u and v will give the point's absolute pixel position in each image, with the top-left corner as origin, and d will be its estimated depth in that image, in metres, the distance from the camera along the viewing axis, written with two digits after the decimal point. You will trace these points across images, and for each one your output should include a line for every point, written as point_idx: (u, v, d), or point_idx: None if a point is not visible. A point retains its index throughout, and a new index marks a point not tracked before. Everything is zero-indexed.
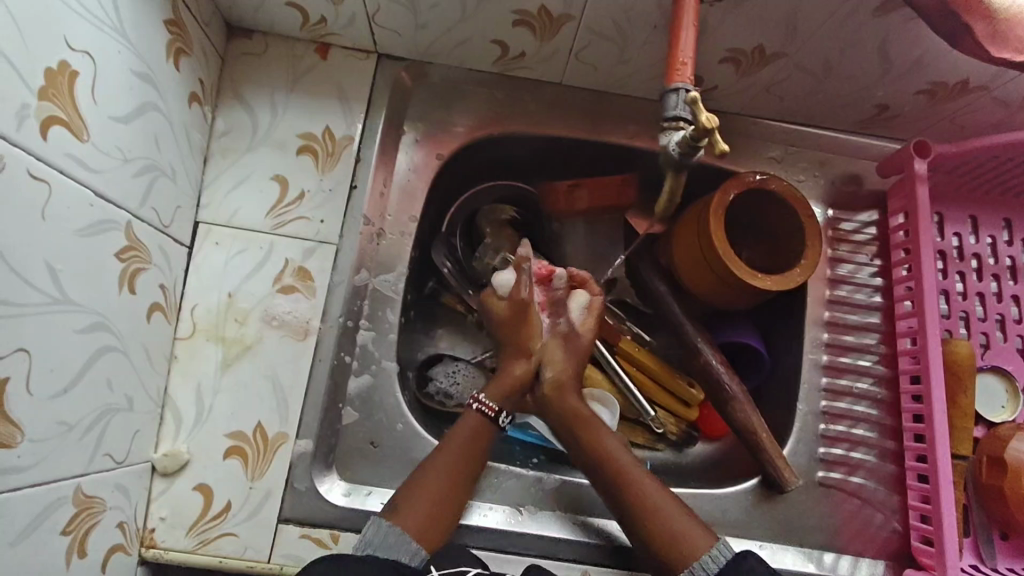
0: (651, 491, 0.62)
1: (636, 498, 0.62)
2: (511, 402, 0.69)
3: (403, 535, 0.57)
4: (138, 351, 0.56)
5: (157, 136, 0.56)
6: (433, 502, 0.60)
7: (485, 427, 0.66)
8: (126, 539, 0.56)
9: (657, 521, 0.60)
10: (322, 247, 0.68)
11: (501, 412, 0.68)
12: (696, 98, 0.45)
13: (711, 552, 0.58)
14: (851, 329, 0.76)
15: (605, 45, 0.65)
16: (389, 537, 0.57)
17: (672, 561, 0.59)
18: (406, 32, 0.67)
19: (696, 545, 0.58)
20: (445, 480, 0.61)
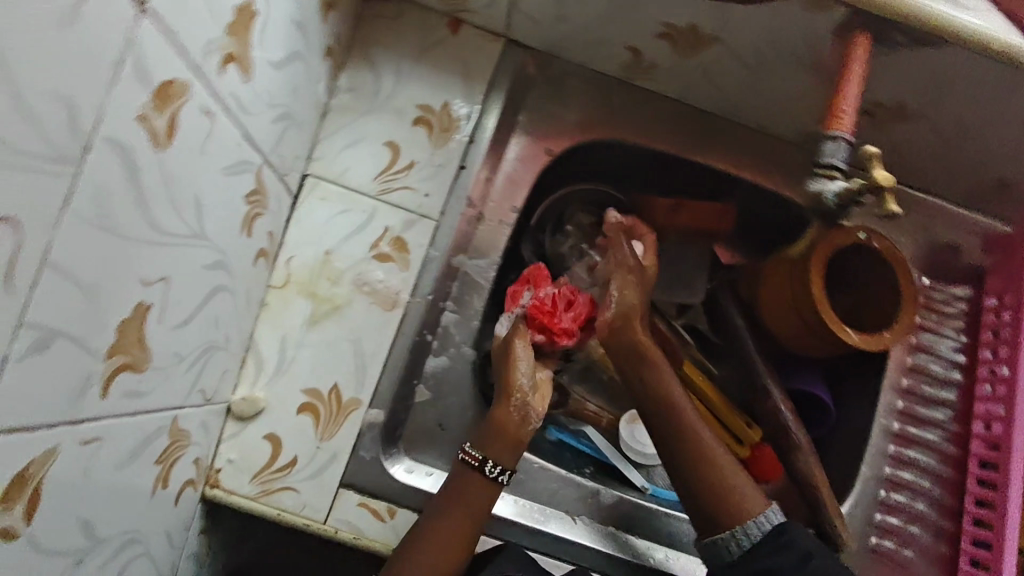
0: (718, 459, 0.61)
1: (701, 460, 0.61)
2: (502, 453, 0.63)
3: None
4: (241, 293, 0.56)
5: (296, 85, 0.56)
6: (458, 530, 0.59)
7: (473, 479, 0.61)
8: (197, 475, 0.57)
9: (727, 487, 0.60)
10: (422, 221, 0.67)
11: (488, 460, 0.62)
12: (874, 153, 0.45)
13: (759, 516, 0.59)
14: (925, 401, 0.75)
15: (746, 73, 0.64)
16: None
17: (714, 500, 0.60)
18: (546, 23, 0.66)
19: (751, 507, 0.59)
20: (452, 527, 0.59)
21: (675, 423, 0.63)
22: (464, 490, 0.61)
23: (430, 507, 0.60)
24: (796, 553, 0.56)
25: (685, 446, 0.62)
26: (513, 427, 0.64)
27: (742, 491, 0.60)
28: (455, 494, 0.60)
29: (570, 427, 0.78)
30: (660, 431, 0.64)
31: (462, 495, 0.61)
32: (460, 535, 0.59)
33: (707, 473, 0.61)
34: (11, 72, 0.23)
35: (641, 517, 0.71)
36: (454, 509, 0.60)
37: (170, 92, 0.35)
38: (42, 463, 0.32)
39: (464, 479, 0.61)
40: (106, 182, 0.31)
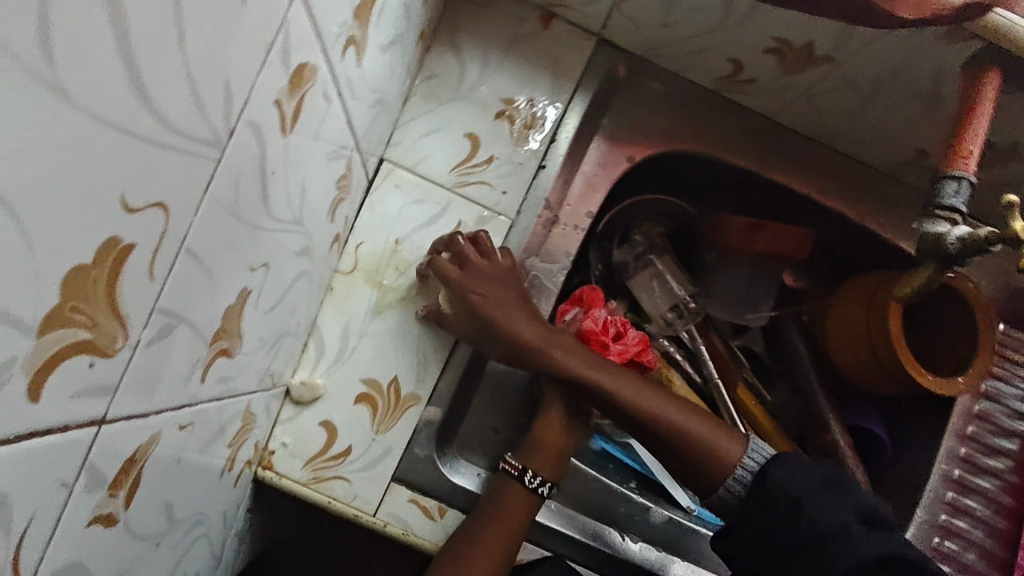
0: (665, 411, 0.60)
1: (660, 425, 0.59)
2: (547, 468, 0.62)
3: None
4: (315, 277, 0.55)
5: (391, 70, 0.55)
6: (497, 538, 0.57)
7: (514, 490, 0.60)
8: (253, 457, 0.56)
9: (689, 434, 0.58)
10: (496, 219, 0.66)
11: (527, 470, 0.61)
12: (1016, 203, 0.42)
13: (742, 462, 0.57)
14: (988, 450, 0.73)
15: (849, 97, 0.62)
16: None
17: (695, 459, 0.58)
18: (645, 27, 0.64)
19: (730, 455, 0.57)
20: (492, 538, 0.57)
21: (612, 398, 0.60)
22: (505, 506, 0.59)
23: (471, 521, 0.58)
24: (781, 508, 0.53)
25: (641, 413, 0.60)
26: (552, 439, 0.63)
27: (714, 442, 0.58)
28: (496, 511, 0.59)
29: (618, 439, 0.76)
30: (611, 412, 0.61)
31: (502, 511, 0.59)
32: (498, 542, 0.57)
33: (671, 433, 0.59)
34: (191, 50, 0.22)
35: (690, 540, 0.69)
36: (494, 527, 0.58)
37: (303, 76, 0.34)
38: (145, 449, 0.31)
39: (505, 494, 0.60)
40: (239, 165, 0.30)
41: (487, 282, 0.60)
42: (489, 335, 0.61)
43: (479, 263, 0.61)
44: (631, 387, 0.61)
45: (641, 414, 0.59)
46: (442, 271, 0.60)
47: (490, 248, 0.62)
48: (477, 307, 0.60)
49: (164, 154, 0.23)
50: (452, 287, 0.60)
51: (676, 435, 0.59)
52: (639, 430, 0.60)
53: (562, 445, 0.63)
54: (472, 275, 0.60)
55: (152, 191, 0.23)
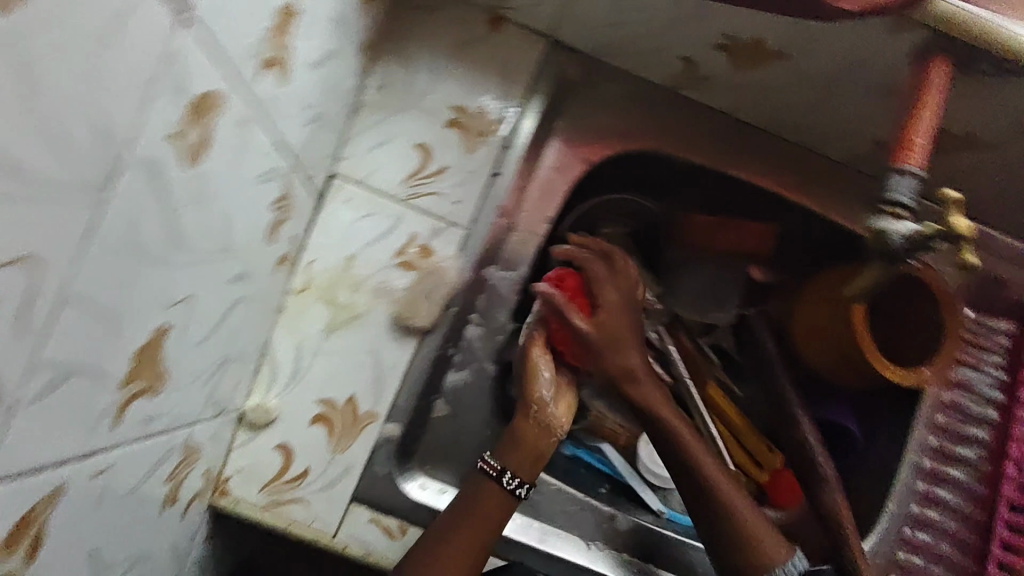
0: (715, 475, 0.57)
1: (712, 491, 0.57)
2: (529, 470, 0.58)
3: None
4: (260, 302, 0.54)
5: (330, 85, 0.53)
6: (471, 542, 0.54)
7: (493, 488, 0.57)
8: (205, 486, 0.55)
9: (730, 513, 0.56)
10: (450, 229, 0.64)
11: (507, 470, 0.57)
12: (952, 199, 0.42)
13: (783, 563, 0.54)
14: (959, 439, 0.72)
15: (803, 91, 0.61)
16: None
17: (732, 539, 0.55)
18: (594, 27, 0.62)
19: (773, 552, 0.54)
20: (465, 541, 0.54)
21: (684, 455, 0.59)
22: (487, 500, 0.56)
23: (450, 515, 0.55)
24: None
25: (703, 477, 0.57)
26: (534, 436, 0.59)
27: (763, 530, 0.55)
28: (478, 506, 0.56)
29: (586, 443, 0.76)
30: (674, 462, 0.59)
31: (482, 505, 0.56)
32: (469, 547, 0.54)
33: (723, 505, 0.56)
34: (35, 99, 0.21)
35: (656, 546, 0.68)
36: (475, 521, 0.55)
37: (209, 105, 0.33)
38: (47, 504, 0.30)
39: (483, 488, 0.57)
40: (132, 207, 0.28)
41: (622, 296, 0.64)
42: (609, 349, 0.61)
43: (604, 273, 0.65)
44: (702, 448, 0.59)
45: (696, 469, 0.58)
46: (597, 276, 0.64)
47: (625, 265, 0.66)
48: (614, 317, 0.62)
49: (14, 208, 0.21)
50: (601, 293, 0.63)
51: (727, 506, 0.56)
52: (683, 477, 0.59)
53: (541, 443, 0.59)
54: (620, 290, 0.64)
55: (11, 249, 0.22)
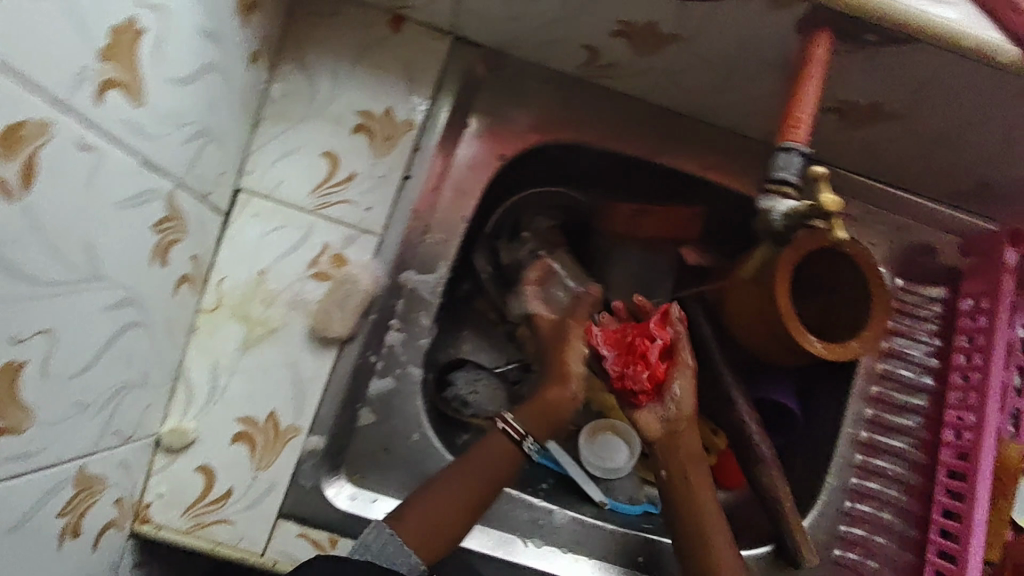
0: (708, 508, 0.62)
1: (694, 513, 0.61)
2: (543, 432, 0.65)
3: (403, 546, 0.55)
4: (160, 326, 0.53)
5: (213, 101, 0.52)
6: (468, 496, 0.59)
7: (506, 446, 0.62)
8: (120, 514, 0.55)
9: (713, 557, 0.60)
10: (364, 237, 0.63)
11: (529, 437, 0.63)
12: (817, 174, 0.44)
13: None
14: (897, 408, 0.73)
15: (705, 71, 0.60)
16: (389, 546, 0.55)
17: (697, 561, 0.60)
18: (493, 21, 0.61)
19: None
20: (463, 492, 0.59)
21: (681, 479, 0.63)
22: (493, 458, 0.61)
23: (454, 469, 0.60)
24: None
25: (690, 500, 0.62)
26: (555, 406, 0.65)
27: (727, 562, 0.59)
28: (483, 464, 0.60)
29: None
30: (669, 480, 0.64)
31: (488, 464, 0.61)
32: (465, 500, 0.59)
33: (699, 529, 0.61)
34: None
35: (598, 537, 0.67)
36: (477, 478, 0.60)
37: (22, 133, 0.32)
38: None
39: (493, 443, 0.62)
40: None
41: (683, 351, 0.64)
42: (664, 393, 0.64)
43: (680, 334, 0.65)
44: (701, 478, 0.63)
45: (694, 512, 0.62)
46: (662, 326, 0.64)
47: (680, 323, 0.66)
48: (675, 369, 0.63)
49: None
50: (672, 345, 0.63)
51: (702, 530, 0.61)
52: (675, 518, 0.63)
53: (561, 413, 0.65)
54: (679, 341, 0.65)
55: None
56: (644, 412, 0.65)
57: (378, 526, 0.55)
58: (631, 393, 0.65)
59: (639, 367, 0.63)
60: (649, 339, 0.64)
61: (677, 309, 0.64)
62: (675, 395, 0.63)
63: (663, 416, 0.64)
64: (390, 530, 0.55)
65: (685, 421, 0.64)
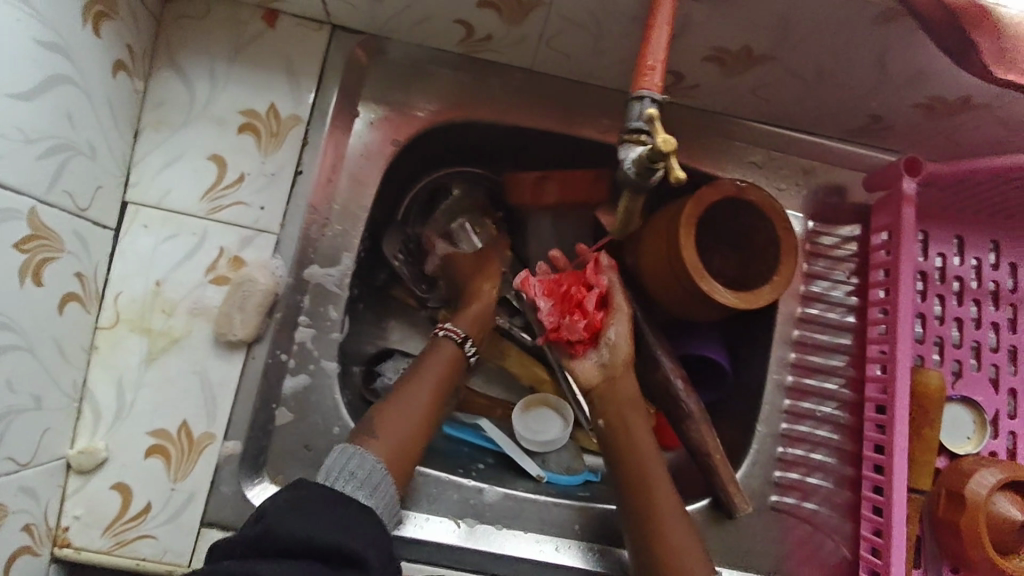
0: (655, 481, 0.61)
1: (639, 487, 0.61)
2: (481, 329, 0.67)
3: (379, 464, 0.55)
4: (48, 346, 0.53)
5: (71, 112, 0.51)
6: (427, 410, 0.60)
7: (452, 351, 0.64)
8: (34, 540, 0.54)
9: (660, 532, 0.58)
10: (261, 236, 0.62)
11: (468, 339, 0.65)
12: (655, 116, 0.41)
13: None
14: (820, 349, 0.73)
15: (577, 32, 0.60)
16: (374, 473, 0.54)
17: (647, 536, 0.59)
18: (362, 5, 0.61)
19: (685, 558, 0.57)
20: (424, 405, 0.60)
21: (624, 455, 0.63)
22: (444, 368, 0.62)
23: (407, 385, 0.61)
24: None
25: (635, 476, 0.61)
26: (485, 311, 0.67)
27: (674, 537, 0.58)
28: (434, 375, 0.62)
29: (463, 420, 0.75)
30: (614, 460, 0.63)
31: (441, 377, 0.62)
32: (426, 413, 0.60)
33: (645, 505, 0.60)
34: None
35: (531, 510, 0.67)
36: (432, 390, 0.61)
37: None
38: None
39: (440, 352, 0.64)
40: None
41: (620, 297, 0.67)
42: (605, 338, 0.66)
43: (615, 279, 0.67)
44: (647, 454, 0.63)
45: (647, 489, 0.60)
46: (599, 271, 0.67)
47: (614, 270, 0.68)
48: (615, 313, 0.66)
49: None
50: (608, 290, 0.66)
51: (648, 503, 0.60)
52: (628, 496, 0.61)
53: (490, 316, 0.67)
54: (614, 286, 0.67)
55: None
56: (584, 361, 0.66)
57: (361, 455, 0.55)
58: (567, 343, 0.67)
59: (577, 316, 0.65)
60: (585, 288, 0.66)
61: (607, 258, 0.67)
62: (611, 340, 0.66)
63: (602, 361, 0.66)
64: (366, 451, 0.55)
65: (622, 367, 0.66)
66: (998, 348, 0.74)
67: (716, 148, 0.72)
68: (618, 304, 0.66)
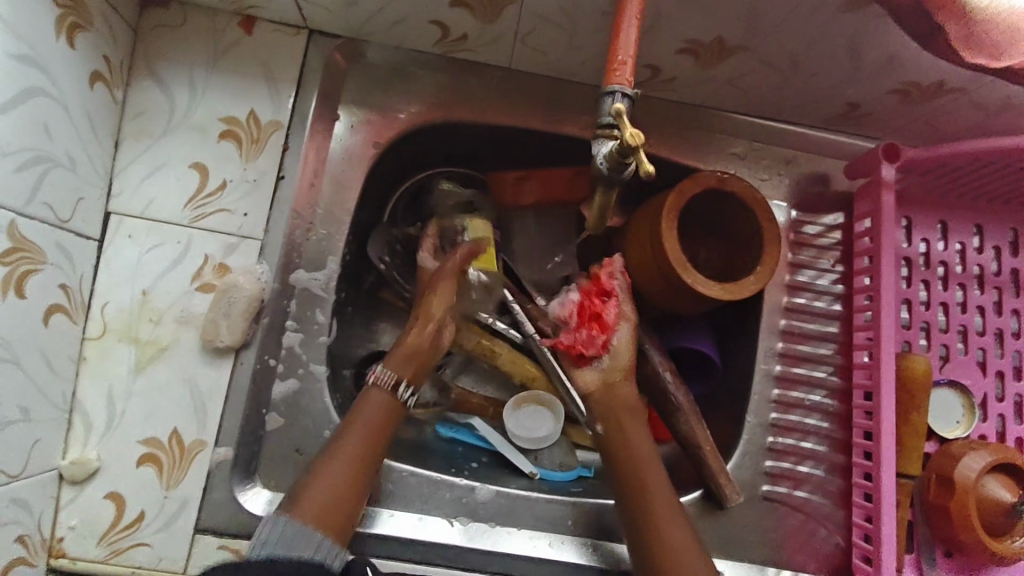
0: (650, 475, 0.62)
1: (636, 478, 0.62)
2: (415, 374, 0.65)
3: (303, 528, 0.54)
4: (34, 358, 0.53)
5: (47, 125, 0.52)
6: (358, 461, 0.58)
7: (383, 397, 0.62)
8: (28, 551, 0.55)
9: (659, 534, 0.58)
10: (245, 243, 0.63)
11: (401, 383, 0.64)
12: (621, 110, 0.42)
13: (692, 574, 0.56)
14: (807, 338, 0.73)
15: (552, 29, 0.60)
16: (291, 535, 0.53)
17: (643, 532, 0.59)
18: (337, 8, 0.61)
19: (684, 556, 0.57)
20: (355, 456, 0.58)
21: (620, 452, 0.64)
22: (373, 417, 0.61)
23: (335, 440, 0.59)
24: None
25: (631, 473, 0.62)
26: (420, 349, 0.66)
27: (669, 533, 0.58)
28: (364, 425, 0.60)
29: (458, 421, 0.76)
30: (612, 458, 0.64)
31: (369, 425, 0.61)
32: (357, 464, 0.58)
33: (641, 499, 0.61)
34: None
35: (524, 507, 0.67)
36: (361, 441, 0.59)
37: None
38: None
39: (369, 398, 0.62)
40: None
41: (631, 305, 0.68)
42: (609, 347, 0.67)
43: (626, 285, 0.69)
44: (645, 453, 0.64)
45: (644, 492, 0.61)
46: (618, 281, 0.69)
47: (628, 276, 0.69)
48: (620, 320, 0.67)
49: None
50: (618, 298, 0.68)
51: (644, 498, 0.60)
52: (627, 499, 0.62)
53: (425, 353, 0.66)
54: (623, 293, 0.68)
55: None
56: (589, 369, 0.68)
57: (273, 518, 0.54)
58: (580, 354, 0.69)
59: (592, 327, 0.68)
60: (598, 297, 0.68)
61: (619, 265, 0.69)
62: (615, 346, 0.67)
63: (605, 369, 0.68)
64: (288, 517, 0.54)
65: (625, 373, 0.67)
66: (984, 332, 0.74)
67: (698, 140, 0.72)
68: (626, 313, 0.68)
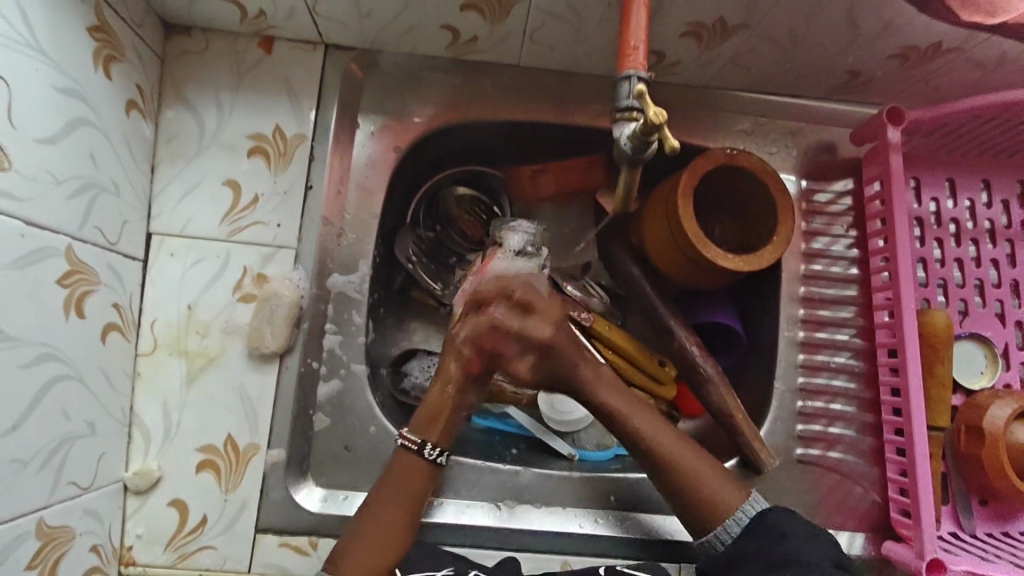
0: (656, 433, 0.59)
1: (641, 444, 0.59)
2: (445, 437, 0.61)
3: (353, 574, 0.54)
4: (96, 376, 0.56)
5: (93, 153, 0.55)
6: (399, 500, 0.59)
7: (412, 462, 0.60)
8: (102, 560, 0.57)
9: (693, 484, 0.58)
10: (281, 252, 0.65)
11: (427, 443, 0.60)
12: (644, 92, 0.45)
13: (737, 512, 0.56)
14: (828, 302, 0.75)
15: (559, 25, 0.63)
16: None
17: (681, 490, 0.58)
18: (352, 22, 0.64)
19: (727, 502, 0.57)
20: (395, 498, 0.59)
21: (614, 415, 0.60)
22: (413, 465, 0.60)
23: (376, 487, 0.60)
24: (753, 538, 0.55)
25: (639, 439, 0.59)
26: (440, 408, 0.61)
27: (710, 487, 0.57)
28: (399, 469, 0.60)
29: (494, 411, 0.78)
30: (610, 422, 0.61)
31: (405, 474, 0.60)
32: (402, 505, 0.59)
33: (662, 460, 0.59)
34: None
35: (567, 487, 0.69)
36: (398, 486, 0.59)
37: None
38: None
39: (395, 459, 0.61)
40: None
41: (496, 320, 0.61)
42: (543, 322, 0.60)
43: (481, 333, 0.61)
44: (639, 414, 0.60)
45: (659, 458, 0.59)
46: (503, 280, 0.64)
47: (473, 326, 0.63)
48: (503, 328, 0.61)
49: None
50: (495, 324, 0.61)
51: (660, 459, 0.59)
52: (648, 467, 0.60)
53: (444, 412, 0.61)
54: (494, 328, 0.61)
55: None
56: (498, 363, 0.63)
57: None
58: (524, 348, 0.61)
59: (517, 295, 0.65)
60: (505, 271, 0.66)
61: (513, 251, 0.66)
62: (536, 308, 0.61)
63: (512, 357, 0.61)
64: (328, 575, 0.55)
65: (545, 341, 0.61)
66: (1000, 284, 0.76)
67: (703, 121, 0.75)
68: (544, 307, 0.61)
